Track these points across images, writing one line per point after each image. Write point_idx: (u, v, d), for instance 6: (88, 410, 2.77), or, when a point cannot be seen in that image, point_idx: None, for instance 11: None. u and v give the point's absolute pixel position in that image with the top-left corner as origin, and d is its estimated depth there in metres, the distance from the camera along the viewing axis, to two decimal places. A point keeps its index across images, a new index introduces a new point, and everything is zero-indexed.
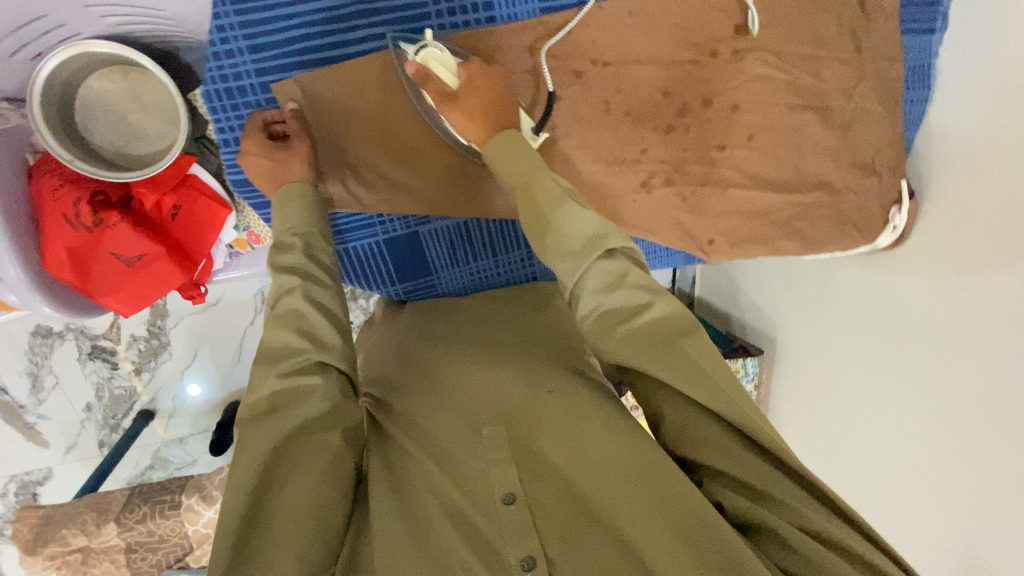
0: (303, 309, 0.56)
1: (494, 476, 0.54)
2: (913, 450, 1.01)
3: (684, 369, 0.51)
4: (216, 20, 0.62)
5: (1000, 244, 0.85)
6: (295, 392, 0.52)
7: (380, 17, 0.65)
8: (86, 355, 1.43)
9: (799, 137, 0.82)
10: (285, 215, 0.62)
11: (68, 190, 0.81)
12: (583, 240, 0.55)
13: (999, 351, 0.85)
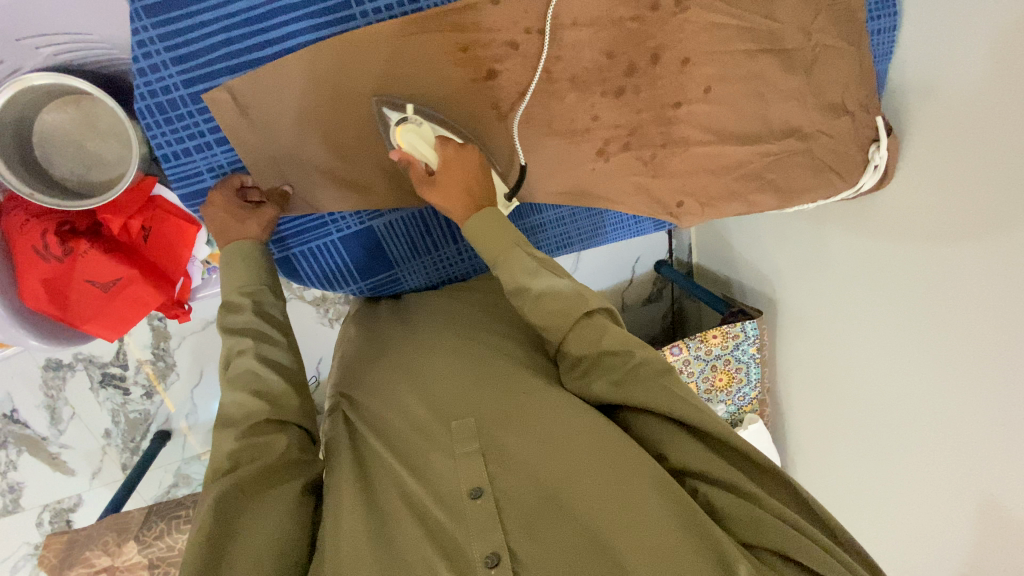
0: (256, 369, 0.62)
1: (462, 472, 0.58)
2: (923, 397, 0.97)
3: (652, 395, 0.60)
4: (136, 36, 0.61)
5: (990, 172, 0.80)
6: (256, 449, 0.57)
7: (300, 12, 0.64)
8: (98, 384, 1.47)
9: (759, 83, 0.78)
10: (233, 274, 0.66)
11: (35, 224, 0.82)
12: (565, 302, 0.64)
13: (1002, 283, 0.81)
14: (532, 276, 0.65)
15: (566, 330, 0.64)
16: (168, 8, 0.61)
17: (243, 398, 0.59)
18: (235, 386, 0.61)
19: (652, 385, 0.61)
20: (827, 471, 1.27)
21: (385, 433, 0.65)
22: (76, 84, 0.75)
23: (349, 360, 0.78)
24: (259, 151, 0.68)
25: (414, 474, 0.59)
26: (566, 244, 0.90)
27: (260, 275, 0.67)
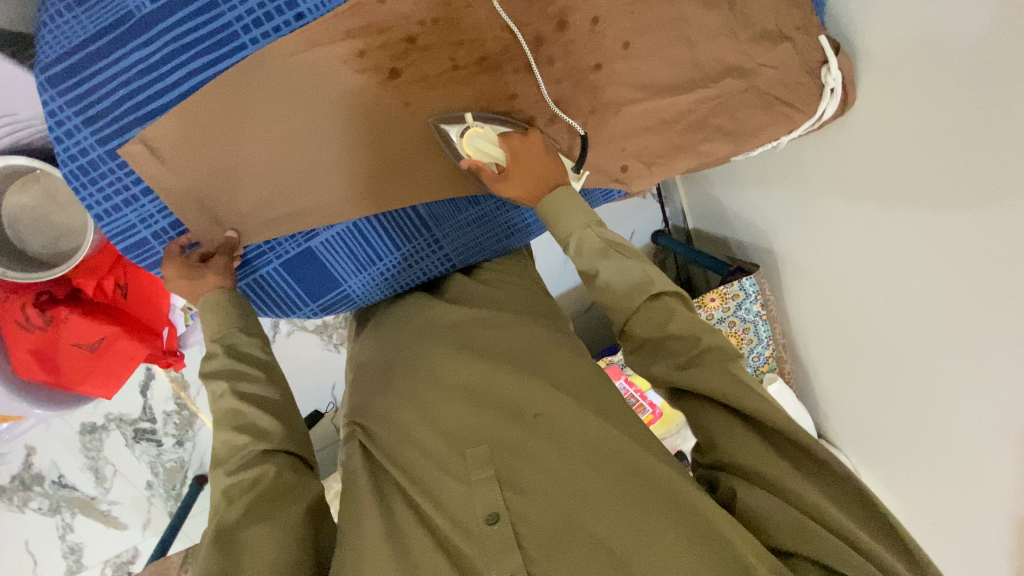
0: (237, 406, 0.63)
1: (478, 498, 0.57)
2: (937, 327, 0.89)
3: (710, 378, 0.59)
4: (46, 107, 0.64)
5: (955, 67, 0.71)
6: (246, 484, 0.58)
7: (192, 51, 0.64)
8: (132, 439, 1.54)
9: (681, 28, 0.73)
10: (208, 325, 0.69)
11: (15, 300, 0.86)
12: (629, 284, 0.66)
13: (994, 184, 0.72)
14: (601, 257, 0.67)
15: (632, 310, 0.65)
16: (68, 73, 0.63)
17: (229, 436, 0.61)
18: (220, 427, 0.62)
19: (710, 368, 0.60)
20: (866, 421, 1.19)
21: (404, 464, 0.64)
22: (13, 161, 0.80)
23: (359, 390, 0.77)
24: (187, 195, 0.69)
25: (431, 500, 0.59)
26: (519, 230, 0.87)
27: (229, 318, 0.69)
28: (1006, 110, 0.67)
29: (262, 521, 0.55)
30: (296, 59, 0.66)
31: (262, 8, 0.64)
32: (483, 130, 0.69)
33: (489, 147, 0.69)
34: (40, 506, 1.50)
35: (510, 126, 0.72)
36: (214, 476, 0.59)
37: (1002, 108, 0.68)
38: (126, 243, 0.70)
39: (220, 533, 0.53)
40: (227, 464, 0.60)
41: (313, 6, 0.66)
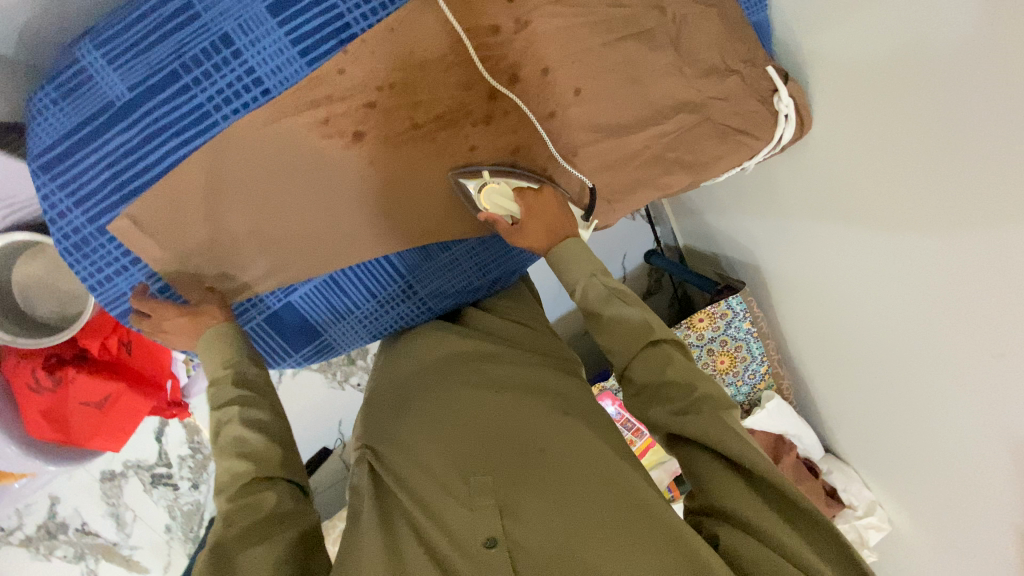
0: (241, 429, 0.63)
1: (478, 523, 0.57)
2: (923, 340, 0.89)
3: (702, 422, 0.61)
4: (40, 192, 0.69)
5: (903, 89, 0.73)
6: (246, 508, 0.56)
7: (170, 133, 0.69)
8: (150, 484, 1.58)
9: (630, 71, 0.76)
10: (214, 355, 0.70)
11: (25, 364, 0.92)
12: (631, 329, 0.70)
13: (959, 200, 0.72)
14: (606, 302, 0.72)
15: (632, 354, 0.69)
16: (58, 160, 0.68)
17: (231, 460, 0.60)
18: (223, 452, 0.62)
19: (704, 413, 0.62)
20: (869, 434, 1.17)
21: (410, 484, 0.64)
22: (16, 236, 0.87)
23: (372, 416, 0.79)
24: (172, 262, 0.74)
25: (432, 523, 0.59)
26: (488, 271, 0.90)
27: (236, 351, 0.71)
28: (956, 132, 0.69)
29: (261, 545, 0.53)
30: (264, 132, 0.71)
31: (230, 88, 0.69)
32: (500, 186, 0.76)
33: (504, 202, 0.76)
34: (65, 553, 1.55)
35: (524, 178, 0.78)
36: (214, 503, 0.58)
37: (951, 130, 0.69)
38: (119, 309, 0.75)
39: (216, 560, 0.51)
40: (229, 489, 0.59)
41: (277, 82, 0.70)
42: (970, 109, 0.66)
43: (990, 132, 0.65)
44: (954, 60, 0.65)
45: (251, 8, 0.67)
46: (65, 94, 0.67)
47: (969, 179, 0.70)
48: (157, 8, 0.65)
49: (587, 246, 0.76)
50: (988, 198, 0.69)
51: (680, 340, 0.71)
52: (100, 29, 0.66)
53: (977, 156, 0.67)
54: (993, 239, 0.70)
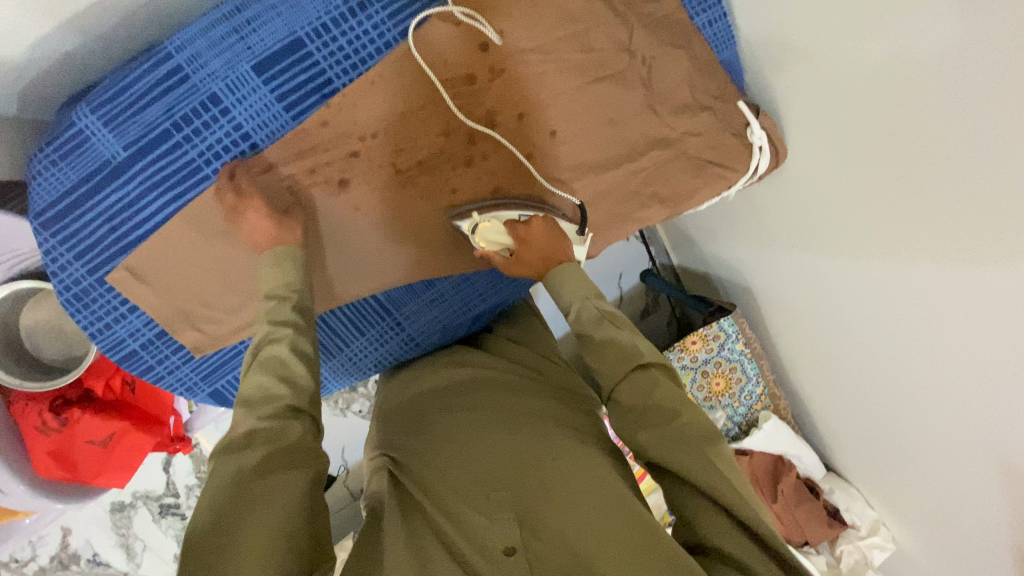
0: (286, 356, 0.63)
1: (498, 531, 0.58)
2: (907, 361, 0.90)
3: (689, 454, 0.62)
4: (42, 248, 0.73)
5: (872, 122, 0.75)
6: (272, 433, 0.57)
7: (163, 187, 0.73)
8: (158, 514, 1.59)
9: (603, 112, 0.79)
10: (277, 274, 0.70)
11: (32, 406, 0.95)
12: (621, 353, 0.70)
13: (930, 229, 0.74)
14: (597, 325, 0.73)
15: (619, 377, 0.69)
16: (58, 217, 0.72)
17: (268, 381, 0.60)
18: (261, 369, 0.61)
19: (691, 444, 0.63)
20: (864, 452, 1.18)
21: (433, 489, 0.66)
22: (20, 285, 0.91)
23: (389, 425, 0.82)
24: (170, 307, 0.78)
25: (454, 526, 0.60)
26: (472, 304, 0.94)
27: (294, 279, 0.71)
28: (924, 165, 0.71)
29: (273, 475, 0.54)
30: (254, 183, 0.74)
31: (220, 143, 0.72)
32: (490, 224, 0.77)
33: (498, 237, 0.77)
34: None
35: (515, 210, 0.79)
36: (244, 415, 0.58)
37: (919, 163, 0.71)
38: (119, 354, 0.79)
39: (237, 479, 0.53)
40: (258, 405, 0.59)
41: (264, 135, 0.73)
42: (937, 144, 0.68)
43: (960, 164, 0.67)
44: (918, 99, 0.67)
45: (237, 68, 0.70)
46: (62, 155, 0.70)
47: (938, 209, 0.72)
48: (148, 72, 0.68)
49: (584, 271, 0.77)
50: (959, 227, 0.71)
51: (668, 365, 0.71)
52: (95, 93, 0.69)
53: (946, 188, 0.70)
54: (970, 267, 0.73)
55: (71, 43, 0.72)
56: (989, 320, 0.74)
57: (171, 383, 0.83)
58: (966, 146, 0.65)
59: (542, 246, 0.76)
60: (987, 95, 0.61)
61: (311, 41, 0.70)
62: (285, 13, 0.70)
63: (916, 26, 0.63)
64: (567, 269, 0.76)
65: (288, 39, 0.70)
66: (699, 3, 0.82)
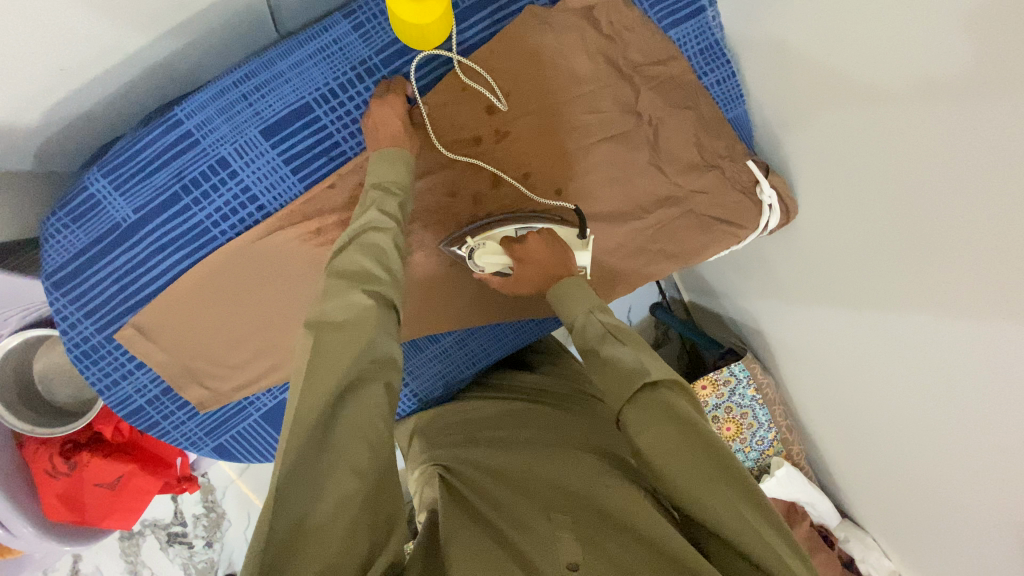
0: (387, 246, 0.60)
1: (560, 548, 0.52)
2: (912, 425, 0.83)
3: (704, 490, 0.49)
4: (53, 307, 0.74)
5: (868, 184, 0.71)
6: (375, 315, 0.54)
7: (172, 248, 0.74)
8: (166, 542, 1.43)
9: (609, 171, 0.79)
10: (381, 168, 0.66)
11: (43, 450, 0.97)
12: (625, 369, 0.56)
13: (932, 288, 0.68)
14: (601, 340, 0.59)
15: (624, 397, 0.55)
16: (70, 278, 0.73)
17: (368, 264, 0.58)
18: (362, 251, 0.59)
19: (702, 472, 0.50)
20: (885, 510, 1.10)
21: (492, 499, 0.64)
22: (32, 333, 0.94)
23: (436, 441, 0.81)
24: (176, 363, 0.78)
25: (519, 530, 0.57)
26: (477, 360, 0.92)
27: (403, 179, 0.67)
28: (922, 221, 0.66)
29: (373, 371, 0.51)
30: (262, 241, 0.75)
31: (228, 206, 0.73)
32: (485, 246, 0.70)
33: (496, 257, 0.70)
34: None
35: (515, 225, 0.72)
36: (343, 287, 0.56)
37: (916, 217, 0.66)
38: (127, 409, 0.79)
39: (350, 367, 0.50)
40: (356, 280, 0.56)
41: (272, 198, 0.74)
42: (936, 212, 0.64)
43: (953, 224, 0.63)
44: (917, 163, 0.64)
45: (246, 133, 0.71)
46: (75, 219, 0.71)
47: (941, 271, 0.67)
48: (158, 138, 0.70)
49: (589, 286, 0.66)
50: (952, 290, 0.66)
51: (681, 379, 0.57)
52: (107, 158, 0.70)
53: (945, 246, 0.65)
54: (967, 328, 0.66)
55: (87, 107, 0.74)
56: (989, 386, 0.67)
57: (176, 439, 0.83)
58: (956, 207, 0.62)
59: (544, 261, 0.66)
60: (980, 159, 0.57)
61: (319, 106, 0.72)
62: (293, 79, 0.71)
63: (909, 97, 0.61)
64: (569, 284, 0.66)
65: (296, 104, 0.71)
66: (706, 63, 0.82)
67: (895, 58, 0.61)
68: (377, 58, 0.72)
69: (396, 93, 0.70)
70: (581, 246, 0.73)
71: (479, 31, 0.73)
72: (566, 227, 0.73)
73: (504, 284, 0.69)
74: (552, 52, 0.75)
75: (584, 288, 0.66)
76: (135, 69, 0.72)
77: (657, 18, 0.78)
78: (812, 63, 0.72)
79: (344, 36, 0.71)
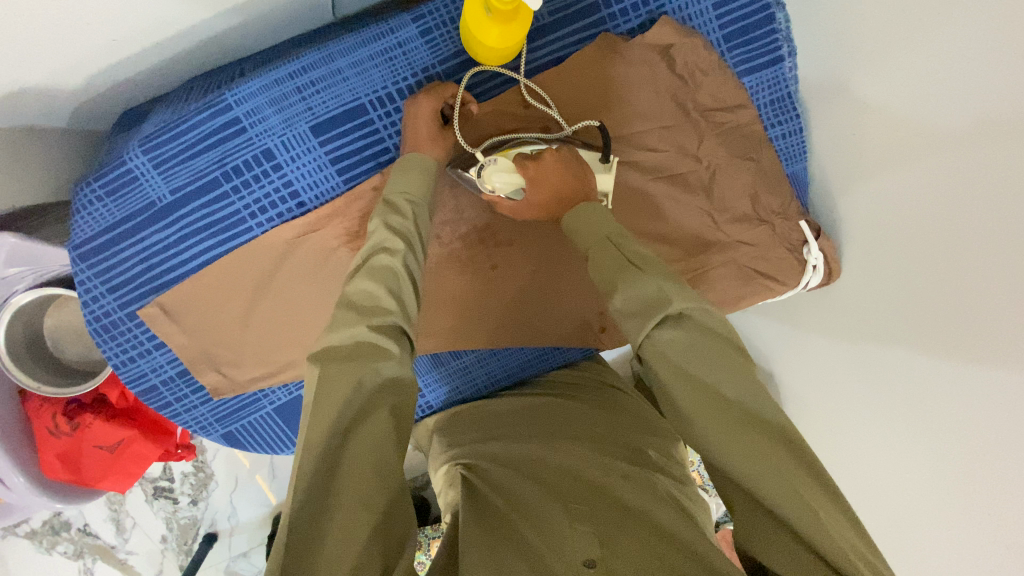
0: (398, 271, 0.58)
1: (576, 542, 0.51)
2: (894, 515, 0.72)
3: (727, 435, 0.48)
4: (77, 277, 0.72)
5: (901, 260, 0.67)
6: (382, 351, 0.52)
7: (204, 234, 0.72)
8: (151, 494, 1.28)
9: (657, 210, 0.78)
10: (403, 179, 0.64)
11: (47, 407, 0.97)
12: (640, 300, 0.53)
13: (957, 364, 0.61)
14: (619, 269, 0.55)
15: (642, 332, 0.52)
16: (97, 252, 0.71)
17: (377, 293, 0.56)
18: (370, 277, 0.57)
19: (739, 433, 0.48)
20: None
21: (511, 494, 0.63)
22: (49, 291, 0.91)
23: (456, 439, 0.80)
24: (193, 346, 0.77)
25: (533, 528, 0.55)
26: (495, 381, 0.91)
27: (423, 190, 0.65)
28: (962, 291, 0.60)
29: (383, 409, 0.49)
30: (300, 236, 0.73)
31: (267, 199, 0.71)
32: (496, 159, 0.66)
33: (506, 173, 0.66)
34: (64, 554, 1.25)
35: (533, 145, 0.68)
36: (351, 320, 0.54)
37: (962, 283, 0.60)
38: (141, 385, 0.78)
39: (358, 394, 0.49)
40: (363, 312, 0.54)
41: (313, 195, 0.72)
42: (967, 302, 0.59)
43: (994, 305, 0.56)
44: (953, 242, 0.60)
45: (295, 127, 0.69)
46: (109, 192, 0.69)
47: (985, 355, 0.57)
48: (204, 120, 0.67)
49: (606, 208, 0.62)
50: (982, 367, 0.58)
51: (705, 305, 0.54)
52: (149, 133, 0.67)
53: (981, 331, 0.58)
54: (960, 423, 0.61)
55: (133, 74, 0.71)
56: (989, 469, 0.59)
57: (187, 421, 0.82)
58: (1003, 283, 0.55)
59: (556, 182, 0.63)
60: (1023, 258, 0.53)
61: (373, 109, 0.70)
62: (351, 78, 0.68)
63: (969, 183, 0.58)
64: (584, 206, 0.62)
65: (351, 104, 0.69)
66: (774, 115, 0.78)
67: (959, 143, 0.58)
68: (440, 67, 0.70)
69: (436, 97, 0.67)
70: (601, 170, 0.69)
71: (545, 55, 0.71)
72: (587, 150, 0.70)
73: (520, 208, 0.67)
74: (622, 85, 0.73)
75: (601, 210, 0.61)
76: (186, 43, 0.69)
77: (733, 62, 0.75)
78: (870, 130, 0.69)
79: (409, 40, 0.68)
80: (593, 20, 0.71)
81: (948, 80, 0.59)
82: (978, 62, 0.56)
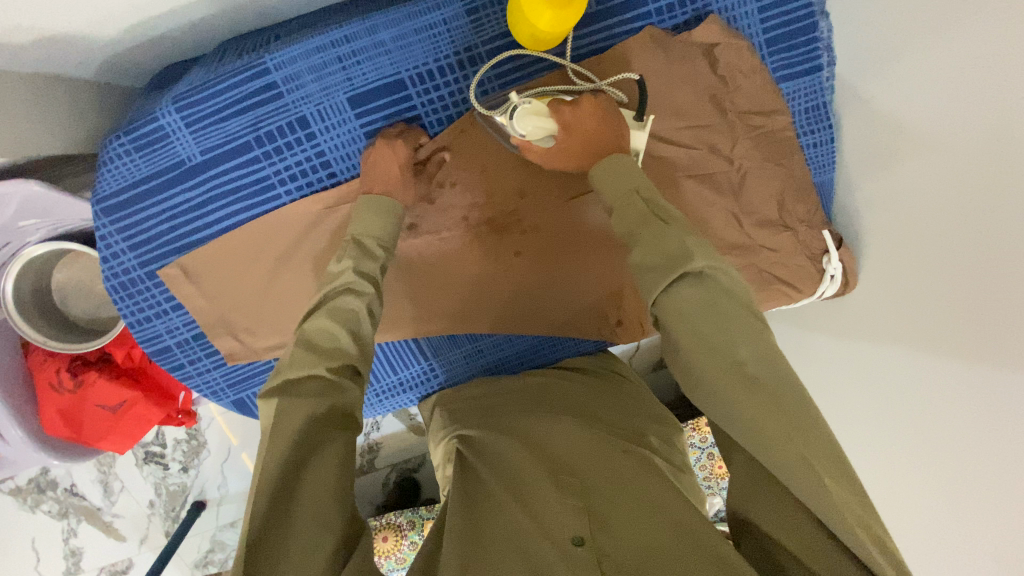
0: (361, 314, 0.58)
1: (566, 518, 0.52)
2: (896, 523, 0.73)
3: (741, 395, 0.47)
4: (99, 232, 0.71)
5: (919, 274, 0.68)
6: (337, 392, 0.52)
7: (231, 197, 0.71)
8: (142, 458, 1.26)
9: (685, 208, 0.79)
10: (367, 222, 0.64)
11: (50, 363, 0.96)
12: (665, 257, 0.54)
13: (964, 380, 0.62)
14: (641, 226, 0.57)
15: (659, 291, 0.53)
16: (121, 207, 0.70)
17: (337, 333, 0.55)
18: (331, 317, 0.56)
19: (754, 402, 0.47)
20: None
21: (511, 465, 0.63)
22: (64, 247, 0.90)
23: (457, 414, 0.80)
24: (211, 309, 0.76)
25: (529, 502, 0.56)
26: (502, 369, 0.91)
27: (389, 233, 0.65)
28: (975, 306, 0.61)
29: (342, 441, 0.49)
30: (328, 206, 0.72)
31: (298, 166, 0.71)
32: (530, 103, 0.65)
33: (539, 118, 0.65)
34: (48, 513, 1.24)
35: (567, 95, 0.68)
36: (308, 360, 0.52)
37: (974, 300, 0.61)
38: (155, 344, 0.78)
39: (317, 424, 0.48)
40: (320, 353, 0.53)
41: (345, 167, 0.71)
42: (977, 319, 0.60)
43: (1001, 323, 0.58)
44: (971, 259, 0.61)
45: (333, 97, 0.68)
46: (138, 147, 0.68)
47: (992, 372, 0.58)
48: (240, 82, 0.66)
49: (635, 164, 0.62)
50: (987, 383, 0.59)
51: (725, 268, 0.54)
52: (182, 91, 0.67)
53: (988, 349, 0.59)
54: (965, 437, 0.62)
55: (169, 31, 0.70)
56: (987, 480, 0.60)
57: (197, 385, 0.81)
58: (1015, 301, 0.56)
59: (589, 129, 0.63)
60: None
61: (412, 85, 0.69)
62: (392, 52, 0.68)
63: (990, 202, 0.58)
64: (609, 160, 0.62)
65: (390, 78, 0.69)
66: (808, 122, 0.79)
67: (980, 163, 0.59)
68: (483, 48, 0.70)
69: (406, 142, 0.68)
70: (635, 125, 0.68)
71: (588, 45, 0.72)
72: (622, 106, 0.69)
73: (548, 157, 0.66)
74: (662, 81, 0.73)
75: (631, 163, 0.62)
76: (227, 4, 0.68)
77: (772, 67, 0.76)
78: (896, 144, 0.70)
79: (454, 18, 0.68)
80: (640, 13, 0.71)
81: (968, 101, 0.59)
82: (1000, 85, 0.56)
